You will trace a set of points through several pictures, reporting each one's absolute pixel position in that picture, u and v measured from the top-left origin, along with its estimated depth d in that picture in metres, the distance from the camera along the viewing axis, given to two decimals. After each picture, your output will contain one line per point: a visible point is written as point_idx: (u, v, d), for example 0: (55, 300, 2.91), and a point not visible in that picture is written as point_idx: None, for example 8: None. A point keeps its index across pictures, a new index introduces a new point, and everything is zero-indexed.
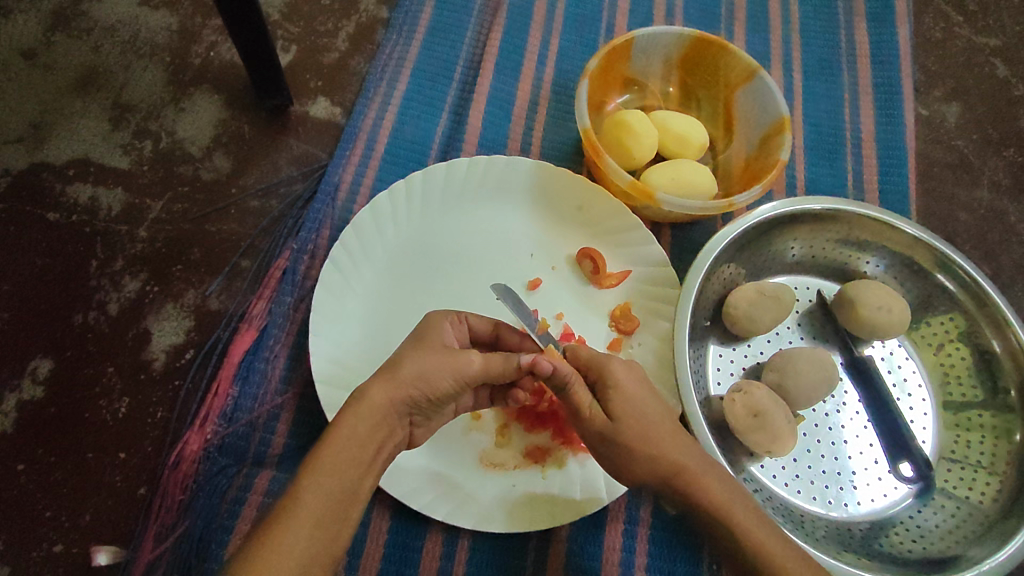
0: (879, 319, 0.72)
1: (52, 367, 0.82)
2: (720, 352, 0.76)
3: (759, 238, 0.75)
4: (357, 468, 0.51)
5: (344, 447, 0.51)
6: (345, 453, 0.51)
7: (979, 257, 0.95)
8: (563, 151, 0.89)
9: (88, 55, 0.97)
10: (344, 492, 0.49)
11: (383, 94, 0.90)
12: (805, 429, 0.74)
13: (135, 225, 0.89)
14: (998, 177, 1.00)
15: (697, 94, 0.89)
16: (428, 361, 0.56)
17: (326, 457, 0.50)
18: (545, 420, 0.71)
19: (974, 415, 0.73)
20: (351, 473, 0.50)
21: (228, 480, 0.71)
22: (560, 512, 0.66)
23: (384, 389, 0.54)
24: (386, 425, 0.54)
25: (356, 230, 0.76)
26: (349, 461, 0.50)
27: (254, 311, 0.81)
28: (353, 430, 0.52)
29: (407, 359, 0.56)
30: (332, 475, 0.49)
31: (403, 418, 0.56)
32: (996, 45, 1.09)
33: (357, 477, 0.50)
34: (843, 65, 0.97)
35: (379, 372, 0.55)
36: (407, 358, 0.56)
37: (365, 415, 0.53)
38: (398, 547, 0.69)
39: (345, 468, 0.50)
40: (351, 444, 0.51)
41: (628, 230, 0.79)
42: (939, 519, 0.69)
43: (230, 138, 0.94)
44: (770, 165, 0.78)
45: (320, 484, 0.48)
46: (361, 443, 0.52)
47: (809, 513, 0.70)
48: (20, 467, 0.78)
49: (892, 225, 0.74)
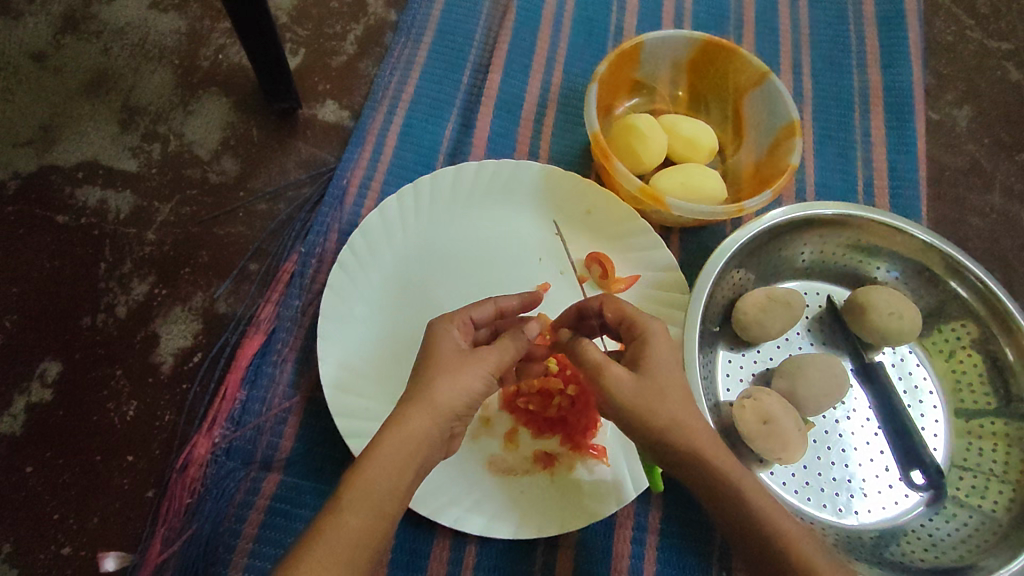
0: (891, 325, 0.71)
1: (61, 370, 0.82)
2: (729, 357, 0.76)
3: (769, 244, 0.75)
4: (400, 485, 0.51)
5: (386, 463, 0.51)
6: (386, 473, 0.51)
7: (991, 262, 0.94)
8: (572, 154, 0.88)
9: (98, 58, 0.98)
10: (380, 514, 0.50)
11: (391, 97, 0.90)
12: (815, 437, 0.73)
13: (144, 227, 0.89)
14: (1010, 182, 0.99)
15: (707, 98, 0.89)
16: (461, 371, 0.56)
17: (365, 476, 0.50)
18: (554, 425, 0.71)
19: (986, 423, 0.72)
20: (395, 490, 0.51)
21: (236, 484, 0.71)
22: (573, 517, 0.66)
23: (419, 413, 0.53)
24: (434, 441, 0.53)
25: (364, 234, 0.76)
26: (389, 481, 0.50)
27: (262, 314, 0.81)
28: (394, 449, 0.51)
29: (427, 377, 0.56)
30: (364, 494, 0.49)
31: (447, 432, 0.55)
32: (1008, 48, 1.08)
33: (394, 496, 0.50)
34: (854, 69, 0.96)
35: (417, 388, 0.55)
36: (456, 367, 0.56)
37: (405, 435, 0.52)
38: (404, 553, 0.68)
39: (388, 483, 0.50)
40: (392, 461, 0.51)
41: (635, 234, 0.79)
42: (951, 528, 0.68)
43: (238, 141, 0.94)
44: (780, 170, 0.77)
45: (362, 501, 0.49)
46: (403, 463, 0.51)
47: (820, 520, 0.69)
48: (29, 469, 0.78)
49: (904, 230, 0.74)
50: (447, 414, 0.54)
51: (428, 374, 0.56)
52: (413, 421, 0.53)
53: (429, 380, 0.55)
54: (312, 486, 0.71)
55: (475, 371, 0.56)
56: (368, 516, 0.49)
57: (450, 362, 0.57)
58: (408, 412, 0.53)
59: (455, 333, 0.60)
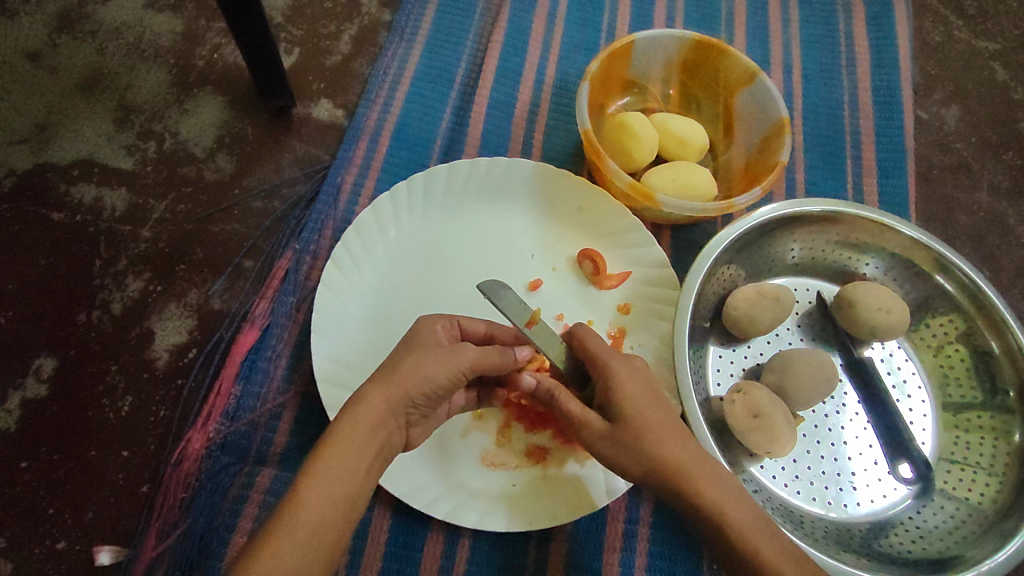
0: (878, 320, 0.72)
1: (56, 367, 0.82)
2: (720, 353, 0.77)
3: (758, 240, 0.76)
4: (360, 468, 0.51)
5: (344, 446, 0.51)
6: (340, 462, 0.50)
7: (979, 259, 0.95)
8: (565, 153, 0.89)
9: (93, 57, 0.98)
10: (348, 493, 0.50)
11: (385, 96, 0.90)
12: (805, 431, 0.74)
13: (139, 225, 0.90)
14: (998, 180, 1.00)
15: (698, 96, 0.90)
16: (422, 361, 0.56)
17: (326, 456, 0.51)
18: (546, 420, 0.71)
19: (974, 417, 0.73)
20: (351, 475, 0.51)
21: (230, 478, 0.71)
22: (565, 479, 0.69)
23: (390, 403, 0.54)
24: (388, 426, 0.54)
25: (358, 231, 0.76)
26: (350, 466, 0.51)
27: (258, 310, 0.81)
28: (350, 436, 0.52)
29: (405, 360, 0.56)
30: (324, 485, 0.49)
31: (401, 419, 0.56)
32: (995, 49, 1.09)
33: (358, 481, 0.51)
34: (843, 69, 0.97)
35: (386, 375, 0.55)
36: (423, 360, 0.56)
37: (362, 419, 0.53)
38: (399, 547, 0.69)
39: (339, 478, 0.50)
40: (348, 444, 0.51)
41: (628, 231, 0.79)
42: (938, 521, 0.69)
43: (233, 139, 0.95)
44: (770, 167, 0.78)
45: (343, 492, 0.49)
46: (357, 458, 0.51)
47: (809, 513, 0.70)
48: (23, 464, 0.78)
49: (892, 227, 0.75)
50: (403, 400, 0.55)
51: (400, 360, 0.57)
52: (371, 410, 0.53)
53: (395, 366, 0.56)
54: None
55: (435, 363, 0.56)
56: (339, 498, 0.49)
57: (414, 353, 0.57)
58: (365, 401, 0.54)
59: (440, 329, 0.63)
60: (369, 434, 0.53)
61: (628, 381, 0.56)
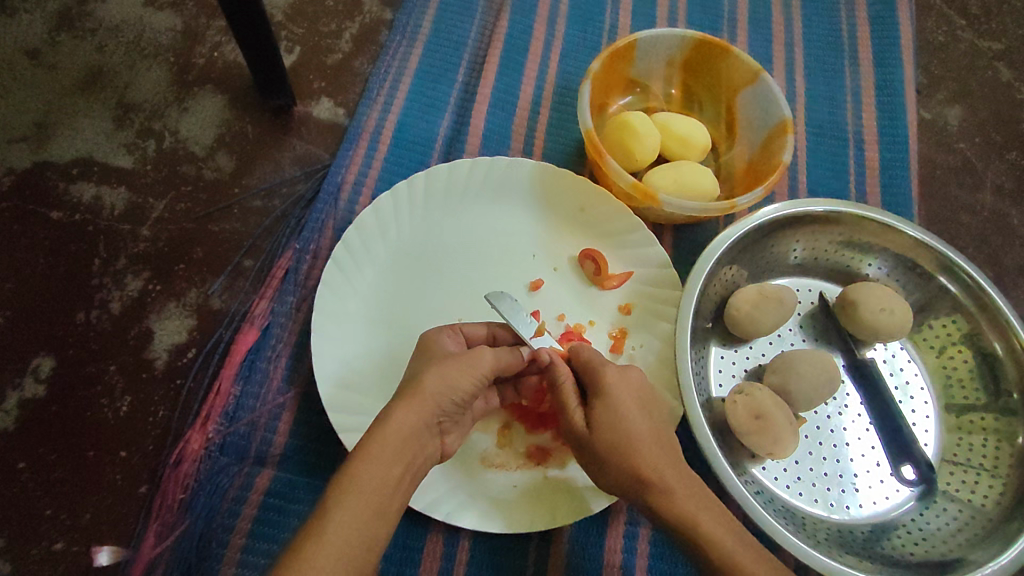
0: (881, 322, 0.72)
1: (54, 366, 0.82)
2: (722, 353, 0.76)
3: (761, 240, 0.75)
4: (393, 478, 0.51)
5: (376, 459, 0.51)
6: (373, 472, 0.50)
7: (982, 260, 0.95)
8: (566, 152, 0.89)
9: (92, 55, 0.98)
10: (379, 505, 0.49)
11: (386, 95, 0.90)
12: (807, 432, 0.74)
13: (138, 224, 0.89)
14: (1001, 180, 1.00)
15: (700, 96, 0.89)
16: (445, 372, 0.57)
17: (358, 467, 0.50)
18: (547, 420, 0.71)
19: (977, 418, 0.73)
20: (383, 487, 0.50)
21: (229, 479, 0.71)
22: (568, 478, 0.68)
23: (411, 409, 0.54)
24: (420, 438, 0.54)
25: (358, 231, 0.76)
26: (381, 477, 0.50)
27: (257, 310, 0.81)
28: (380, 449, 0.51)
29: (428, 373, 0.57)
30: (361, 496, 0.49)
31: (432, 427, 0.56)
32: (998, 48, 1.09)
33: (392, 492, 0.50)
34: (846, 69, 0.97)
35: (412, 389, 0.56)
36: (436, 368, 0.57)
37: (391, 433, 0.53)
38: (399, 548, 0.69)
39: (374, 491, 0.49)
40: (382, 452, 0.51)
41: (630, 231, 0.79)
42: (941, 522, 0.68)
43: (233, 138, 0.95)
44: (773, 167, 0.78)
45: (355, 496, 0.49)
46: (387, 468, 0.51)
47: (812, 515, 0.70)
48: (21, 464, 0.78)
49: (895, 227, 0.74)
50: (433, 410, 0.55)
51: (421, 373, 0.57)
52: (397, 422, 0.53)
53: (418, 381, 0.56)
54: (305, 482, 0.71)
55: (459, 372, 0.57)
56: (348, 501, 0.48)
57: (437, 364, 0.58)
58: (392, 415, 0.54)
59: (448, 339, 0.63)
60: (400, 445, 0.52)
61: (620, 392, 0.57)
